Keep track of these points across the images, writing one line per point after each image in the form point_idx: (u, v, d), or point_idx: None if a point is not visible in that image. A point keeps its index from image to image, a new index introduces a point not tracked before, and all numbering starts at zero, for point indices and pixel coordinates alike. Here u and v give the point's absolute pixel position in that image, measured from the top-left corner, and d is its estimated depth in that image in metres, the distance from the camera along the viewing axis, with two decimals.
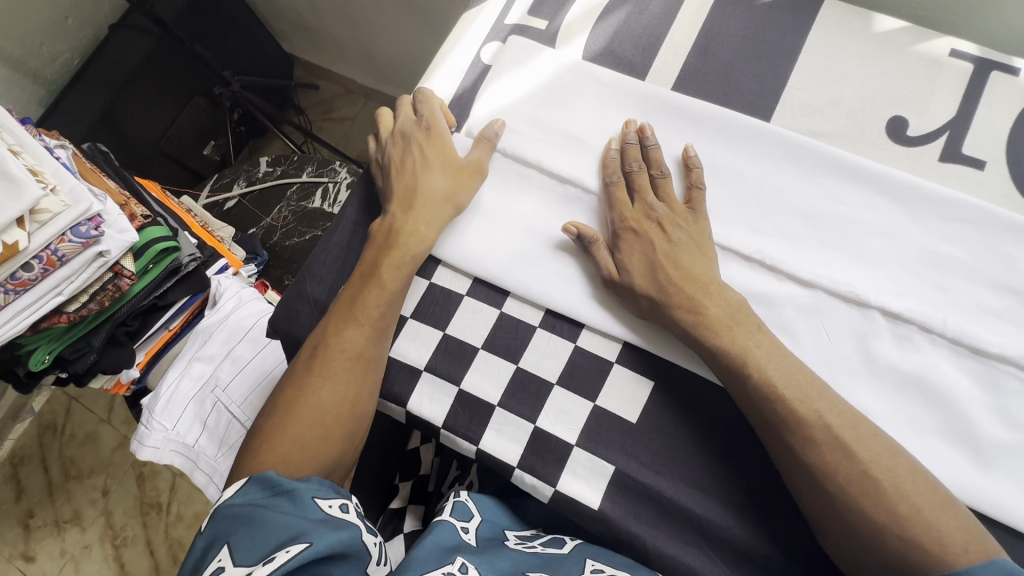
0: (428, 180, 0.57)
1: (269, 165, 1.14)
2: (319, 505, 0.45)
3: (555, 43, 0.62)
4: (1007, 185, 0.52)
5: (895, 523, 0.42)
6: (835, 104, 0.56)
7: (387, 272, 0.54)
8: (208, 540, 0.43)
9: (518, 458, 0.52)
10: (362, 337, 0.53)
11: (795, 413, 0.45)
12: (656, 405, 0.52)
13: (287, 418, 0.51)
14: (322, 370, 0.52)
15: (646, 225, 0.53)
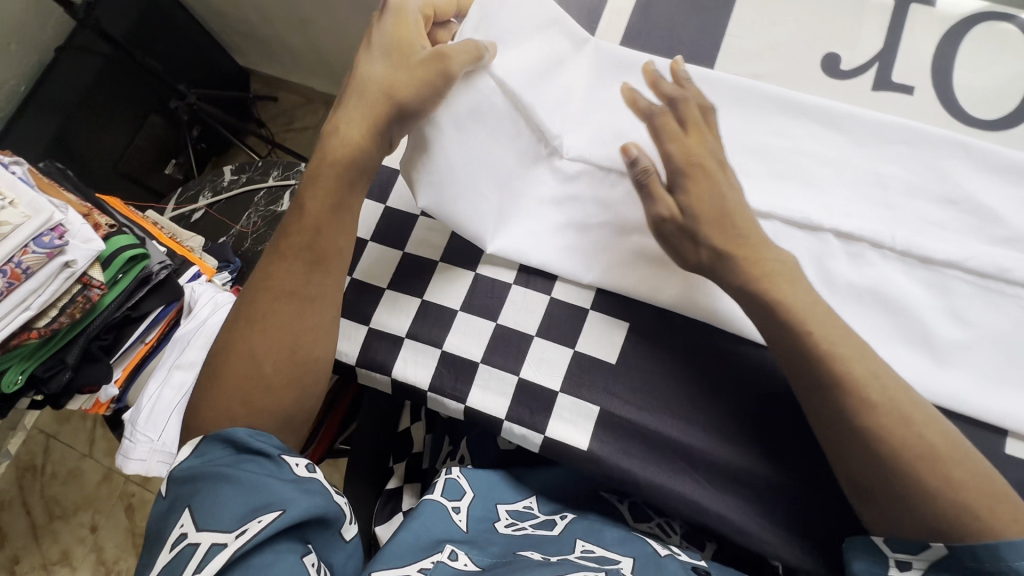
0: (376, 86, 0.51)
1: (234, 174, 1.13)
2: (284, 464, 0.47)
3: None
4: (935, 106, 0.56)
5: (930, 494, 0.41)
6: (772, 47, 0.59)
7: (319, 200, 0.53)
8: (173, 504, 0.45)
9: (505, 411, 0.53)
10: (295, 272, 0.53)
11: (846, 370, 0.43)
12: (649, 350, 0.53)
13: (228, 363, 0.52)
14: (260, 308, 0.53)
15: (709, 163, 0.48)
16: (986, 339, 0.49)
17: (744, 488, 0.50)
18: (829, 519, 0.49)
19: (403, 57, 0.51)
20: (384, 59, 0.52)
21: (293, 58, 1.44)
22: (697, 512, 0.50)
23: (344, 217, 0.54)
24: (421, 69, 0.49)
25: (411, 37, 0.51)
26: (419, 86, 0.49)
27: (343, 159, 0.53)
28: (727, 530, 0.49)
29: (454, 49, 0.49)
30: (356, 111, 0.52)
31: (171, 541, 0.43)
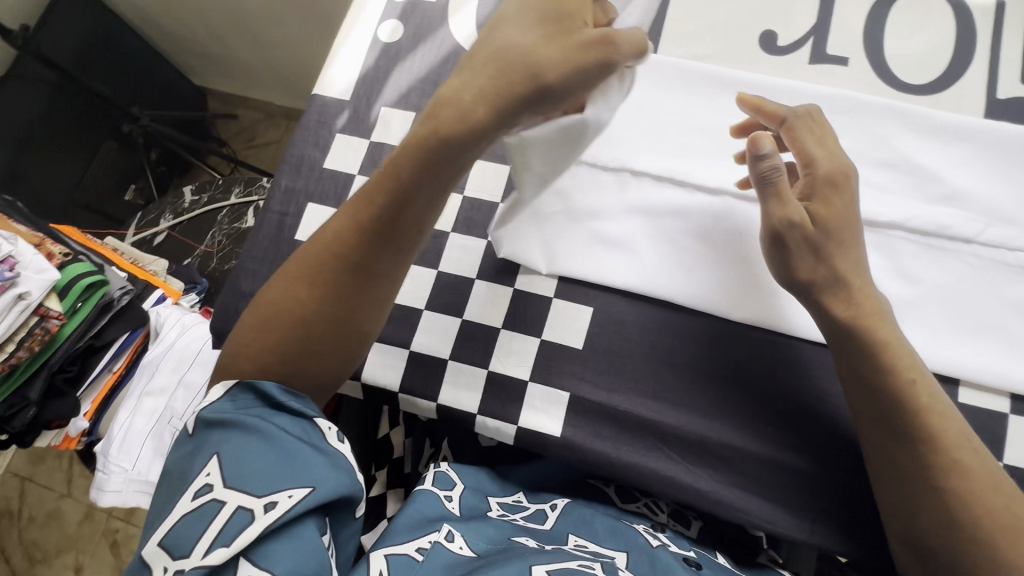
0: (516, 54, 0.39)
1: (195, 194, 1.12)
2: (318, 428, 0.45)
3: (447, 14, 0.65)
4: (869, 75, 0.58)
5: (999, 562, 0.40)
6: (712, 29, 0.61)
7: (403, 161, 0.43)
8: (202, 446, 0.43)
9: (477, 405, 0.53)
10: (367, 252, 0.47)
11: (942, 428, 0.43)
12: (633, 341, 0.53)
13: (278, 308, 0.48)
14: (342, 267, 0.47)
15: (840, 184, 0.48)
16: (933, 294, 0.51)
17: (754, 473, 0.50)
18: (835, 525, 0.48)
19: (578, 25, 0.40)
20: (527, 19, 0.40)
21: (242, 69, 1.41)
22: (701, 502, 0.49)
23: (423, 202, 0.45)
24: (569, 55, 0.38)
25: (582, 9, 0.41)
26: (571, 74, 0.38)
27: (438, 129, 0.40)
28: (738, 518, 0.49)
29: (624, 35, 0.39)
30: (477, 71, 0.40)
31: (192, 490, 0.40)
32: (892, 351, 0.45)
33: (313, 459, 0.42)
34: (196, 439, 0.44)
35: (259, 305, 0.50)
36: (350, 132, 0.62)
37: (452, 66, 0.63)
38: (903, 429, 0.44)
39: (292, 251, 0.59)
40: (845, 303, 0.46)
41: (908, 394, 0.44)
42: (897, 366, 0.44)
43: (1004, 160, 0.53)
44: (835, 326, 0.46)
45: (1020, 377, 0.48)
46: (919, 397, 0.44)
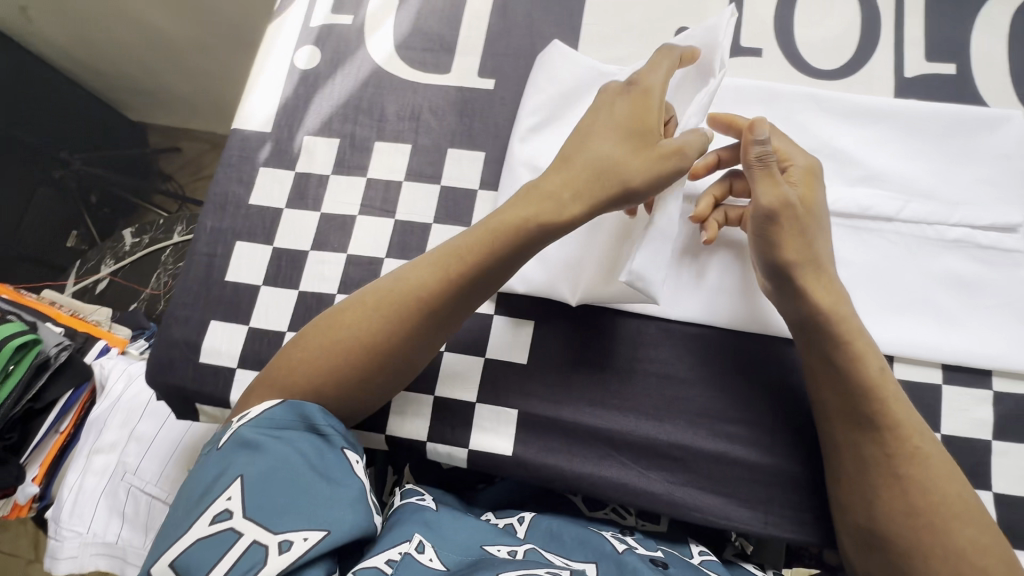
0: (609, 163, 0.45)
1: (135, 236, 1.07)
2: (349, 462, 0.43)
3: (364, 36, 0.64)
4: (783, 64, 0.59)
5: (951, 552, 0.40)
6: (628, 30, 0.61)
7: (511, 227, 0.45)
8: (223, 465, 0.40)
9: (426, 432, 0.52)
10: (448, 307, 0.46)
11: (905, 417, 0.44)
12: (587, 350, 0.53)
13: (348, 329, 0.46)
14: (412, 307, 0.46)
15: (815, 182, 0.48)
16: (862, 274, 0.52)
17: (714, 472, 0.49)
18: (789, 521, 0.48)
19: (652, 133, 0.45)
20: (620, 126, 0.46)
21: (175, 106, 1.36)
22: (658, 505, 0.49)
23: (492, 279, 0.47)
24: (653, 166, 0.44)
25: (655, 118, 0.45)
26: (647, 181, 0.44)
27: (533, 216, 0.45)
28: (695, 517, 0.48)
29: (688, 142, 0.44)
30: (566, 177, 0.46)
31: (210, 513, 0.38)
32: (862, 344, 0.45)
33: (341, 495, 0.40)
34: (221, 455, 0.41)
35: (328, 319, 0.47)
36: (274, 165, 0.61)
37: (372, 88, 0.62)
38: (871, 418, 0.44)
39: (222, 293, 0.57)
40: (825, 289, 0.46)
41: (876, 385, 0.44)
42: (866, 358, 0.45)
43: (917, 137, 0.54)
44: (806, 317, 0.46)
45: (948, 347, 0.49)
46: (887, 387, 0.44)
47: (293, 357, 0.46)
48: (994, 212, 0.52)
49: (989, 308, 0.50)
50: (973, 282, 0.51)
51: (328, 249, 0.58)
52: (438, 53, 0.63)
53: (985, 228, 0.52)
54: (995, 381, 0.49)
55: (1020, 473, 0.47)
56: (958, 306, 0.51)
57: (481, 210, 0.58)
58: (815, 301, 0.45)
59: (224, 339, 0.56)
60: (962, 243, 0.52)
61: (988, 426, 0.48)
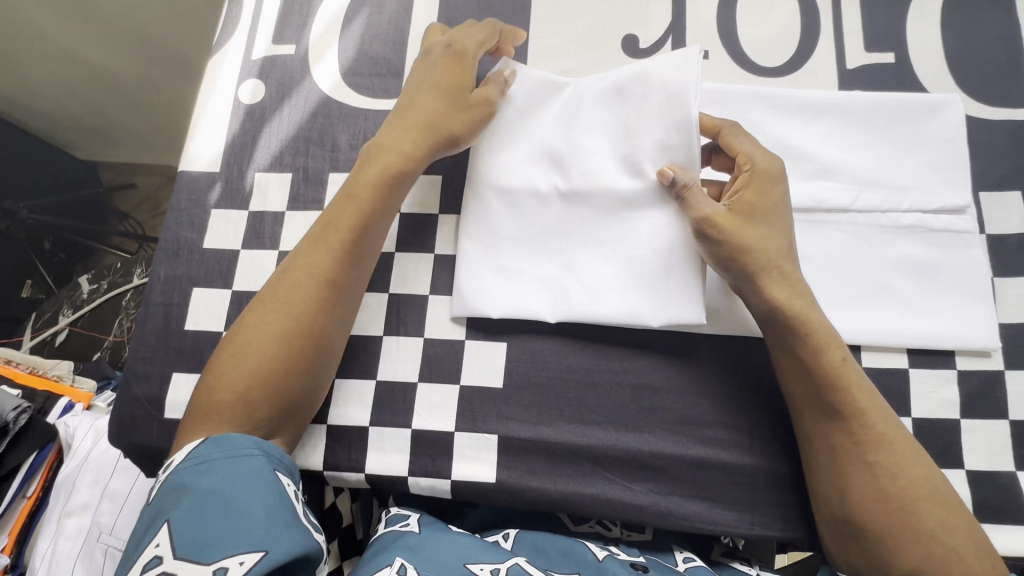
0: (432, 121, 0.53)
1: (93, 282, 1.03)
2: (279, 484, 0.43)
3: (308, 65, 0.62)
4: (729, 63, 0.59)
5: (917, 532, 0.41)
6: (574, 40, 0.61)
7: (366, 184, 0.52)
8: (152, 516, 0.40)
9: (407, 467, 0.51)
10: (334, 262, 0.50)
11: (866, 402, 0.44)
12: (564, 367, 0.53)
13: (250, 342, 0.48)
14: (300, 278, 0.50)
15: (771, 185, 0.49)
16: (822, 267, 0.52)
17: (699, 477, 0.49)
18: (776, 519, 0.48)
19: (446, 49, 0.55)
20: (434, 88, 0.54)
21: (108, 139, 1.24)
22: (645, 517, 0.49)
23: (373, 231, 0.52)
24: (441, 75, 0.54)
25: (459, 79, 0.54)
26: (469, 125, 0.53)
27: (382, 170, 0.52)
28: (683, 526, 0.48)
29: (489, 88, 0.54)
30: (402, 129, 0.53)
31: (142, 562, 0.37)
32: (824, 332, 0.46)
33: (276, 517, 0.40)
34: (152, 506, 0.41)
35: (230, 344, 0.49)
36: (226, 205, 0.59)
37: (322, 118, 0.61)
38: (836, 407, 0.44)
39: (183, 343, 0.55)
40: (787, 283, 0.47)
41: (837, 373, 0.45)
42: (830, 345, 0.45)
43: (863, 126, 0.55)
44: (768, 313, 0.47)
45: (910, 332, 0.51)
46: (847, 375, 0.45)
47: (206, 389, 0.47)
48: (942, 194, 0.53)
49: (946, 289, 0.51)
50: (929, 265, 0.52)
51: None
52: (386, 77, 0.62)
53: (935, 211, 0.53)
54: (958, 360, 0.51)
55: (989, 448, 0.49)
56: (916, 290, 0.52)
57: (444, 234, 0.57)
58: (775, 295, 0.46)
59: (187, 392, 0.54)
60: (915, 228, 0.53)
61: (956, 405, 0.50)
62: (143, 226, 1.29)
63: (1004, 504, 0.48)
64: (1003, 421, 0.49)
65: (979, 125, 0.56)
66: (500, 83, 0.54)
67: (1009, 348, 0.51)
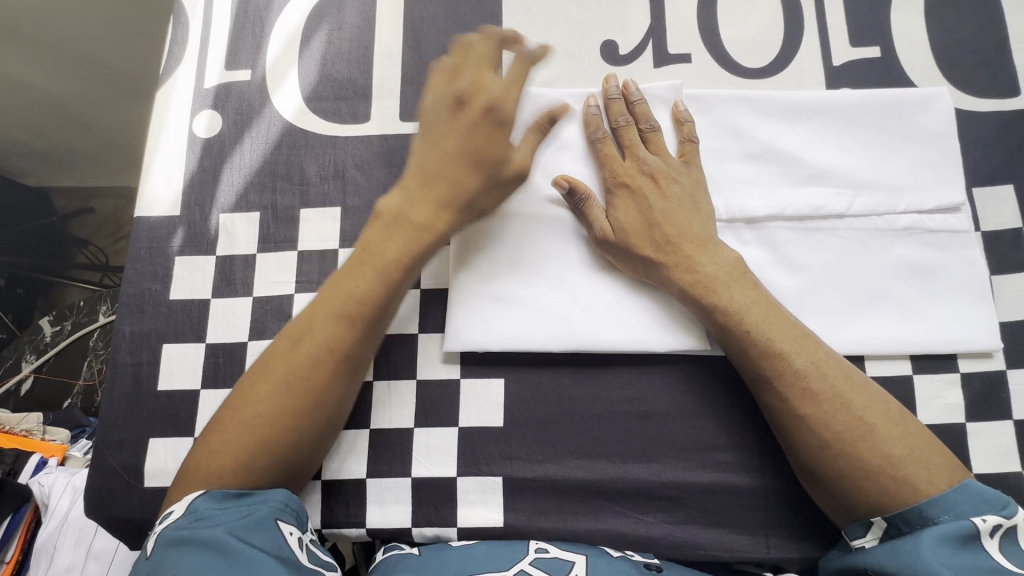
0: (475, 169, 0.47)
1: (55, 323, 0.96)
2: (281, 534, 0.39)
3: (267, 90, 0.58)
4: (713, 67, 0.57)
5: (866, 472, 0.41)
6: (551, 49, 0.57)
7: (392, 250, 0.46)
8: (148, 570, 0.36)
9: (410, 518, 0.49)
10: (351, 336, 0.45)
11: (788, 363, 0.44)
12: (565, 401, 0.50)
13: (257, 398, 0.43)
14: (315, 355, 0.44)
15: (627, 201, 0.49)
16: (820, 276, 0.51)
17: (710, 505, 0.48)
18: (790, 544, 0.47)
19: (484, 138, 0.47)
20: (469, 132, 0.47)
21: (51, 162, 1.07)
22: (659, 549, 0.48)
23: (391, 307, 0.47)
24: (469, 122, 0.48)
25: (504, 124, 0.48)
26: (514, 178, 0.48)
27: (408, 239, 0.47)
28: (698, 555, 0.47)
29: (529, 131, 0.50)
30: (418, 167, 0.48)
31: None
32: (783, 338, 0.44)
33: None
34: (147, 560, 0.37)
35: (238, 397, 0.44)
36: (191, 252, 0.55)
37: (287, 149, 0.56)
38: (786, 400, 0.44)
39: (158, 405, 0.52)
40: (683, 269, 0.47)
41: (797, 379, 0.43)
42: (744, 314, 0.45)
43: (853, 127, 0.54)
44: (725, 326, 0.46)
45: (913, 338, 0.50)
46: (816, 378, 0.43)
47: (211, 433, 0.43)
48: (936, 193, 0.52)
49: (946, 291, 0.51)
50: (927, 267, 0.51)
51: (268, 336, 0.52)
52: (352, 100, 0.57)
53: (930, 211, 0.52)
54: (960, 364, 0.50)
55: (994, 450, 0.48)
56: (916, 295, 0.51)
57: (429, 266, 0.54)
58: (672, 285, 0.47)
59: (167, 457, 0.50)
60: (911, 230, 0.52)
61: (960, 409, 0.49)
62: (105, 254, 1.10)
63: None
64: (1007, 421, 0.49)
65: (967, 118, 0.55)
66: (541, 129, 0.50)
67: (1009, 346, 0.50)
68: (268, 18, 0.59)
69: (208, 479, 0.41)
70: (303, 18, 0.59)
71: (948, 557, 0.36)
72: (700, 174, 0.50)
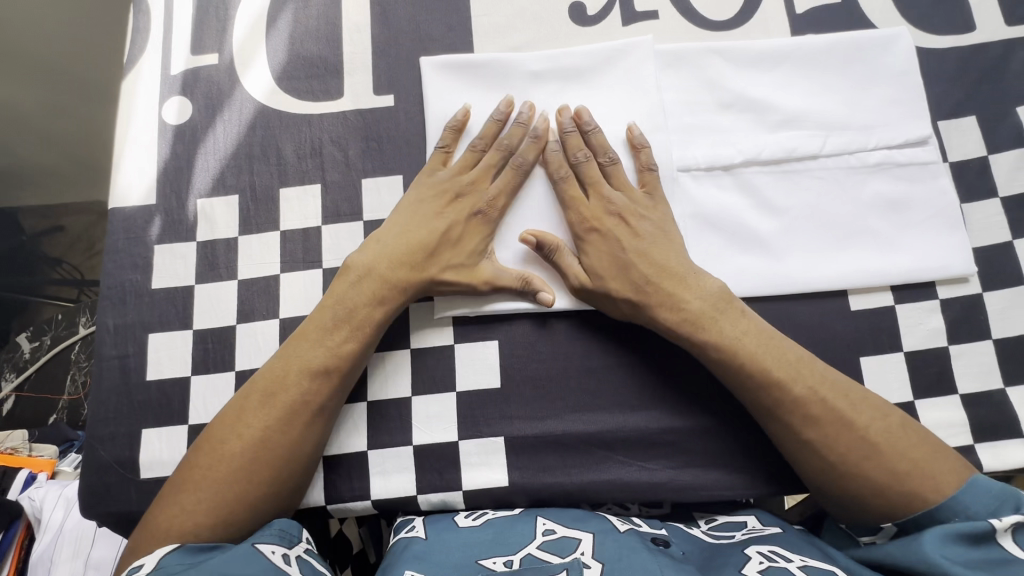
0: (445, 225, 0.49)
1: (33, 340, 0.92)
2: (263, 554, 0.38)
3: (236, 73, 0.57)
4: (681, 22, 0.57)
5: (874, 490, 0.42)
6: (519, 15, 0.58)
7: (360, 306, 0.47)
8: None
9: (415, 486, 0.49)
10: (319, 388, 0.45)
11: (786, 393, 0.44)
12: (579, 354, 0.51)
13: (225, 450, 0.43)
14: (288, 411, 0.44)
15: (604, 244, 0.49)
16: (799, 217, 0.52)
17: (712, 446, 0.49)
18: (789, 486, 0.49)
19: (469, 257, 0.49)
20: (444, 181, 0.50)
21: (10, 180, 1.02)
22: (663, 492, 0.48)
23: (359, 358, 0.47)
24: (455, 221, 0.49)
25: (482, 193, 0.50)
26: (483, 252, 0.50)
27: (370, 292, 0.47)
28: (701, 496, 0.48)
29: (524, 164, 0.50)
30: (402, 234, 0.49)
31: None
32: (783, 368, 0.44)
33: None
34: None
35: (209, 444, 0.44)
36: (170, 239, 0.54)
37: (262, 130, 0.56)
38: (789, 428, 0.44)
39: (148, 396, 0.51)
40: (667, 308, 0.47)
41: (803, 403, 0.44)
42: (736, 348, 0.45)
43: (821, 71, 0.55)
44: (722, 364, 0.46)
45: (892, 269, 0.51)
46: (818, 399, 0.44)
47: (194, 467, 0.43)
48: (905, 128, 0.54)
49: (921, 221, 0.52)
50: (901, 200, 0.52)
51: (257, 318, 0.52)
52: (324, 77, 0.57)
53: (901, 145, 0.53)
54: (939, 290, 0.52)
55: (977, 369, 0.50)
56: (893, 229, 0.52)
57: None
58: (658, 323, 0.47)
59: (163, 446, 0.49)
60: (883, 165, 0.53)
61: (942, 333, 0.51)
62: (81, 270, 1.06)
63: (998, 421, 0.49)
64: (988, 341, 0.51)
65: (928, 54, 0.56)
66: (516, 171, 0.50)
67: (983, 270, 0.52)
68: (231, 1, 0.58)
69: (174, 534, 0.40)
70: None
71: (960, 553, 0.37)
72: (664, 206, 0.50)
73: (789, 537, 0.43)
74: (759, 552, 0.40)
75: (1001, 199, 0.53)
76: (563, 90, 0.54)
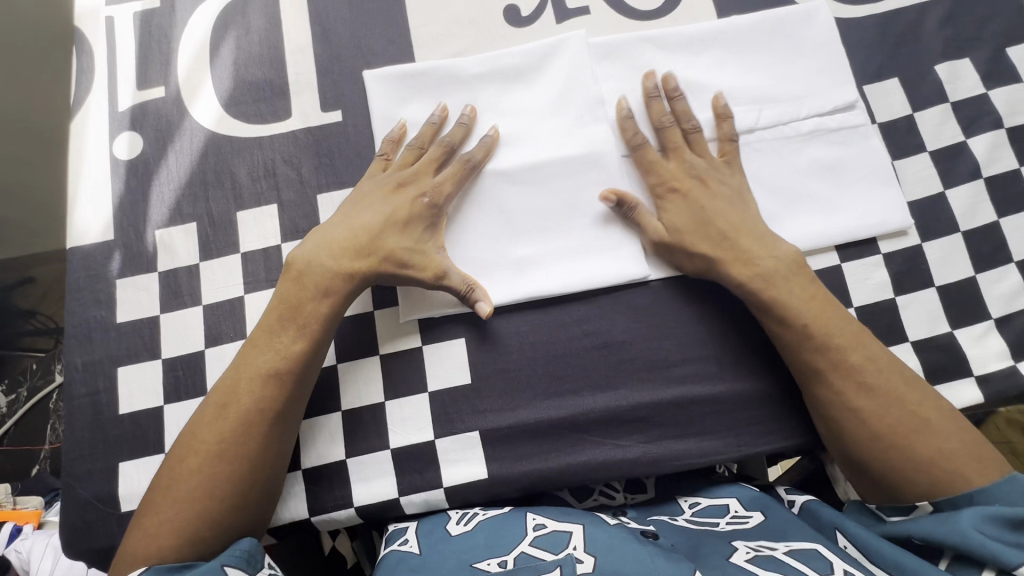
0: (387, 218, 0.49)
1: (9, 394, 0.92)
2: None
3: (184, 104, 0.58)
4: (612, 15, 0.60)
5: (917, 464, 0.43)
6: (456, 22, 0.59)
7: (306, 311, 0.48)
8: None
9: (397, 489, 0.49)
10: (270, 394, 0.45)
11: (842, 357, 0.46)
12: (548, 343, 0.52)
13: (187, 468, 0.44)
14: (243, 421, 0.44)
15: (683, 204, 0.51)
16: None
17: (677, 417, 0.50)
18: (757, 448, 0.50)
19: (417, 244, 0.49)
20: (388, 178, 0.51)
21: None
22: (634, 470, 0.49)
23: (309, 361, 0.47)
24: (400, 209, 0.50)
25: (428, 182, 0.51)
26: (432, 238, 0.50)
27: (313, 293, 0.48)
28: (671, 467, 0.49)
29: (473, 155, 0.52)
30: (347, 227, 0.49)
31: None
32: (840, 334, 0.47)
33: None
34: None
35: (172, 466, 0.44)
36: (131, 272, 0.54)
37: (214, 157, 0.56)
38: (837, 394, 0.46)
39: (122, 429, 0.51)
40: (741, 264, 0.49)
41: (852, 370, 0.46)
42: (794, 315, 0.47)
43: (749, 49, 0.57)
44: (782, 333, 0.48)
45: (834, 230, 0.53)
46: (867, 369, 0.46)
47: (160, 489, 0.44)
48: (833, 95, 0.56)
49: (856, 181, 0.54)
50: (835, 164, 0.55)
51: (224, 341, 0.52)
52: (271, 100, 0.58)
53: (831, 112, 0.56)
54: (881, 245, 0.54)
55: (924, 316, 0.52)
56: (831, 191, 0.54)
57: None
58: (727, 279, 0.49)
59: (140, 477, 0.50)
60: (816, 132, 0.55)
61: (888, 286, 0.53)
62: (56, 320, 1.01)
63: (949, 363, 0.51)
64: (931, 289, 0.53)
65: (847, 24, 0.59)
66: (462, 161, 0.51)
67: (921, 222, 0.54)
68: (173, 34, 0.59)
69: (143, 559, 0.40)
70: (209, 27, 0.60)
71: (995, 531, 0.38)
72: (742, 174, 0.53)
73: (767, 519, 0.45)
74: (745, 543, 0.42)
75: (930, 153, 0.56)
76: (503, 91, 0.56)
